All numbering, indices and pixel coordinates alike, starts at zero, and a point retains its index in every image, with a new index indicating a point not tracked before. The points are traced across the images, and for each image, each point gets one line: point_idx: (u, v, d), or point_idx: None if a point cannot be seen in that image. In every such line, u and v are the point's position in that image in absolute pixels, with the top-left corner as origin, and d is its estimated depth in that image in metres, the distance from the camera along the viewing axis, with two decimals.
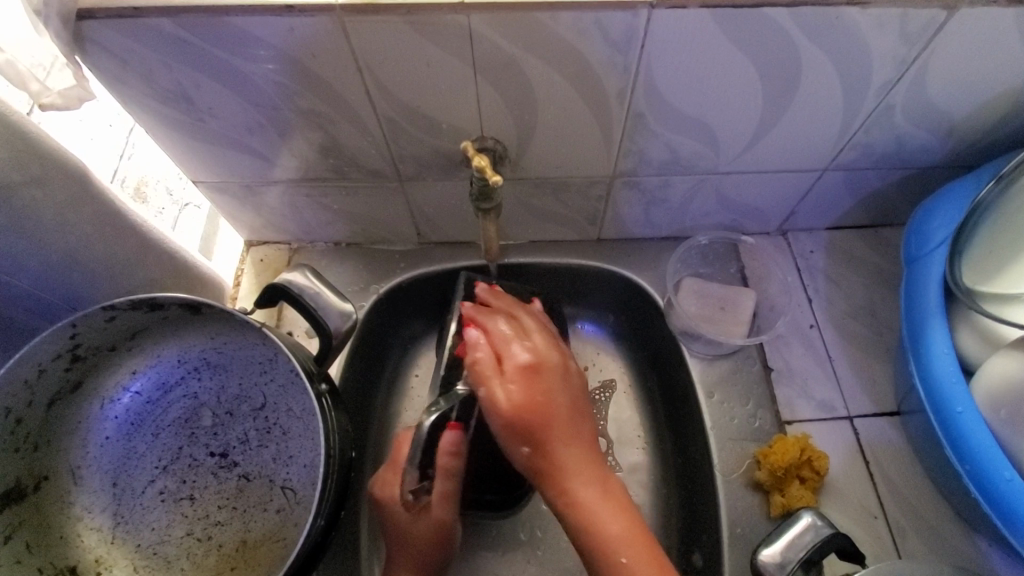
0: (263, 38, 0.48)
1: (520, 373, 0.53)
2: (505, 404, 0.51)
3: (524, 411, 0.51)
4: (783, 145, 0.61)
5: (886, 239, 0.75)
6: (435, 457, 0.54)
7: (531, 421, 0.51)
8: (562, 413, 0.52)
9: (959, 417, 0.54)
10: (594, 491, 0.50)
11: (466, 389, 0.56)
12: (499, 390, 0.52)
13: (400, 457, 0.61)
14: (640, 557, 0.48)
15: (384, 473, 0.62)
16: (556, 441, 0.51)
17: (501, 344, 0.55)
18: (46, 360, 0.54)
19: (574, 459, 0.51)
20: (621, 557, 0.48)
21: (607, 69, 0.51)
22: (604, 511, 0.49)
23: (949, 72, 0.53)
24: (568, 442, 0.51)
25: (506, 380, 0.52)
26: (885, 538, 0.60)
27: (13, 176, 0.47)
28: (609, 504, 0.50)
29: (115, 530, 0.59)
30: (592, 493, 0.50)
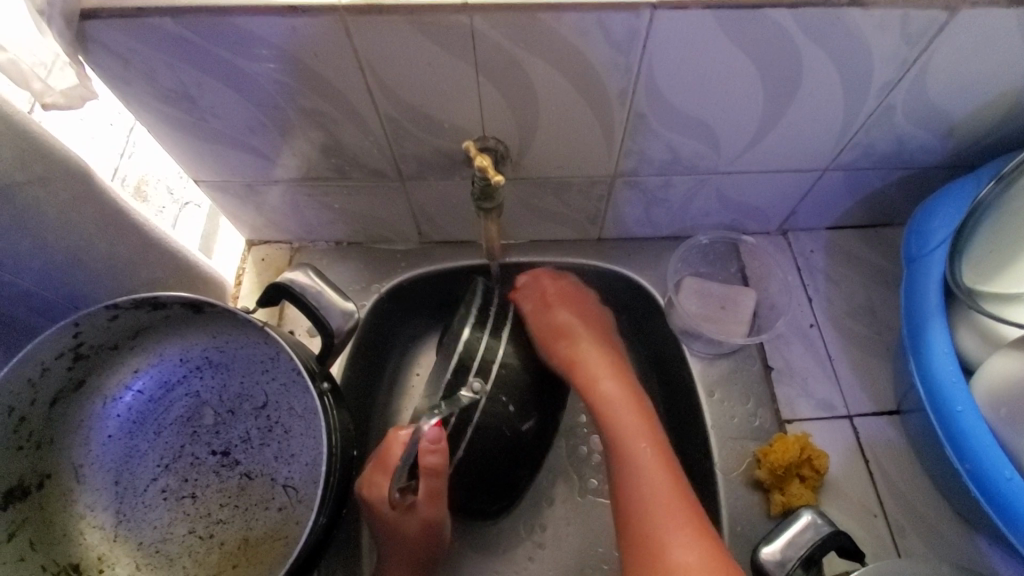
0: (266, 39, 0.48)
1: (560, 303, 0.69)
2: (553, 321, 0.67)
3: (569, 326, 0.67)
4: (784, 145, 0.61)
5: (886, 239, 0.75)
6: (420, 458, 0.54)
7: (570, 333, 0.67)
8: (588, 329, 0.68)
9: (959, 416, 0.54)
10: (618, 393, 0.63)
11: (470, 395, 0.58)
12: (549, 312, 0.68)
13: (391, 460, 0.57)
14: (649, 441, 0.59)
15: (371, 474, 0.59)
16: (592, 353, 0.66)
17: (543, 288, 0.70)
18: (48, 358, 0.54)
19: (602, 364, 0.65)
20: (633, 439, 0.59)
21: (608, 69, 0.51)
22: (624, 411, 0.61)
23: (950, 73, 0.53)
24: (595, 353, 0.66)
25: (557, 305, 0.69)
26: (884, 537, 0.60)
27: (16, 175, 0.47)
28: (630, 400, 0.63)
29: (117, 528, 0.59)
30: (618, 394, 0.63)
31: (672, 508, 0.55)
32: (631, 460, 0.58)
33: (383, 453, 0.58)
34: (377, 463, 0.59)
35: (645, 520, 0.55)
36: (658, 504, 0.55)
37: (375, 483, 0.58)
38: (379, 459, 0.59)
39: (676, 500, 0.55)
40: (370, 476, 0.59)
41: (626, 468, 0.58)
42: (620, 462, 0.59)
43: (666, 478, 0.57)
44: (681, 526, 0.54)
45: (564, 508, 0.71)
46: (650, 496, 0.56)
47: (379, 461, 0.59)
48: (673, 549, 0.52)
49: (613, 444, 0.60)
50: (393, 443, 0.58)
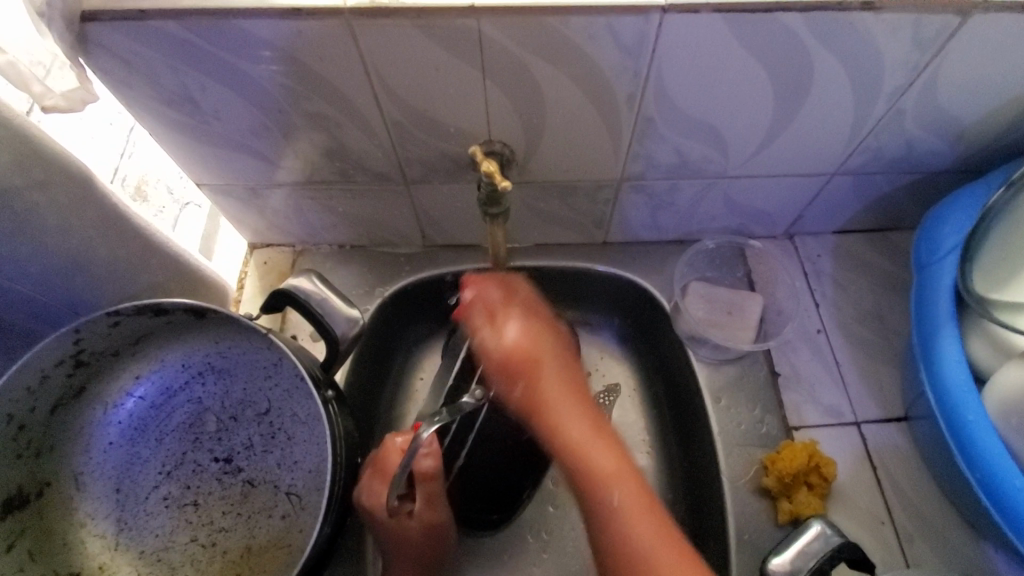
0: (269, 41, 0.48)
1: (515, 324, 0.60)
2: (496, 348, 0.58)
3: (509, 352, 0.58)
4: (792, 150, 0.60)
5: (894, 244, 0.75)
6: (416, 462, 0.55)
7: (512, 362, 0.58)
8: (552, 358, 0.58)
9: (970, 426, 0.54)
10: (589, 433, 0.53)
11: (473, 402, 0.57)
12: (490, 334, 0.60)
13: (390, 468, 0.55)
14: (616, 466, 0.50)
15: (368, 480, 0.56)
16: (544, 377, 0.57)
17: (494, 305, 0.61)
18: (48, 366, 0.53)
19: (559, 398, 0.56)
20: (600, 470, 0.50)
21: (617, 73, 0.51)
22: (599, 450, 0.51)
23: (961, 77, 0.52)
24: (556, 377, 0.57)
25: (498, 324, 0.60)
26: (892, 545, 0.60)
27: (15, 180, 0.47)
28: (589, 431, 0.53)
29: (118, 536, 0.59)
30: (579, 426, 0.53)
31: (653, 541, 0.46)
32: (595, 490, 0.49)
33: (381, 458, 0.56)
34: (374, 467, 0.56)
35: (623, 556, 0.46)
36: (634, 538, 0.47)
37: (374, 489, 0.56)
38: (375, 464, 0.56)
39: (656, 533, 0.47)
40: (365, 482, 0.56)
41: (593, 497, 0.49)
42: (585, 493, 0.50)
43: (642, 509, 0.48)
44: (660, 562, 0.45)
45: (570, 515, 0.70)
46: (625, 528, 0.47)
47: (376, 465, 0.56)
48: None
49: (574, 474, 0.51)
50: (390, 448, 0.56)
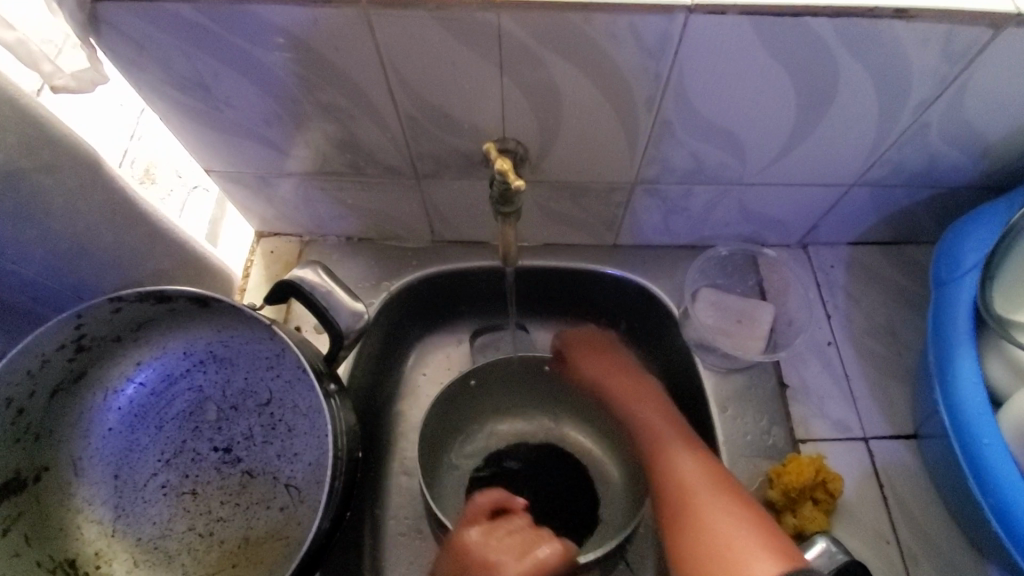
0: (284, 28, 0.47)
1: (595, 354, 0.72)
2: (601, 373, 0.71)
3: (610, 380, 0.70)
4: (812, 159, 0.59)
5: (910, 258, 0.73)
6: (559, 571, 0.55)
7: (610, 388, 0.69)
8: (629, 374, 0.70)
9: (983, 449, 0.53)
10: (665, 418, 0.64)
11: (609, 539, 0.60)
12: (591, 363, 0.71)
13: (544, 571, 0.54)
14: (686, 443, 0.60)
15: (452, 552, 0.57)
16: (637, 392, 0.68)
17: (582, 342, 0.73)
18: (50, 350, 0.53)
19: (645, 405, 0.66)
20: (671, 449, 0.60)
21: (638, 74, 0.50)
22: (667, 428, 0.62)
23: (990, 92, 0.51)
24: (640, 390, 0.68)
25: (597, 357, 0.72)
26: (896, 564, 0.59)
27: (23, 163, 0.46)
28: (668, 427, 0.63)
29: (116, 523, 0.59)
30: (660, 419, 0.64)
31: (714, 489, 0.54)
32: (669, 467, 0.58)
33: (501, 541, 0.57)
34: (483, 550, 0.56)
35: (682, 492, 0.55)
36: (697, 491, 0.54)
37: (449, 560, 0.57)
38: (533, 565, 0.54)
39: (712, 483, 0.54)
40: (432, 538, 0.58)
41: (665, 463, 0.59)
42: (655, 462, 0.60)
43: (711, 475, 0.55)
44: (716, 498, 0.53)
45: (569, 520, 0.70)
46: (691, 486, 0.55)
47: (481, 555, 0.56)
48: (713, 520, 0.51)
49: (650, 449, 0.61)
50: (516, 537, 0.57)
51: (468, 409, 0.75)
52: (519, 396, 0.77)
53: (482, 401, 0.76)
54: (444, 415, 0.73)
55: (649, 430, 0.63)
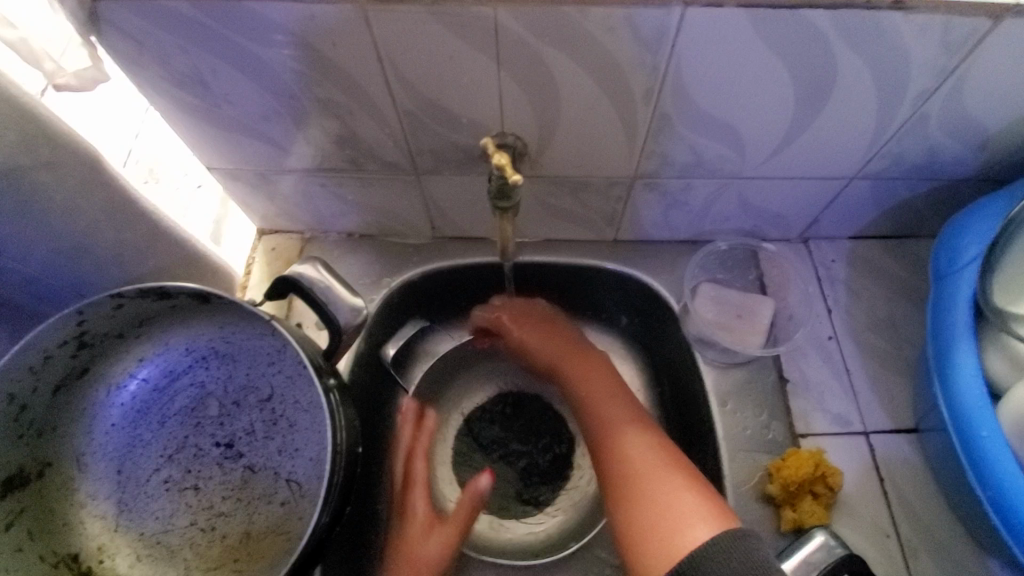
0: (281, 24, 0.47)
1: (540, 326, 0.72)
2: (553, 353, 0.70)
3: (564, 359, 0.69)
4: (810, 153, 0.59)
5: (911, 252, 0.73)
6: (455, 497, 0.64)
7: (564, 366, 0.68)
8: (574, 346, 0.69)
9: (982, 442, 0.53)
10: (611, 392, 0.64)
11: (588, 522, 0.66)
12: (542, 342, 0.71)
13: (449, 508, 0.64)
14: (631, 419, 0.60)
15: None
16: (587, 368, 0.67)
17: (523, 314, 0.73)
18: (51, 347, 0.53)
19: (595, 382, 0.65)
20: (620, 428, 0.60)
21: (636, 67, 0.50)
22: (614, 404, 0.62)
23: (990, 83, 0.51)
24: (588, 363, 0.67)
25: (545, 335, 0.71)
26: (895, 557, 0.59)
27: (22, 160, 0.47)
28: (616, 402, 0.63)
29: (119, 518, 0.59)
30: (606, 394, 0.64)
31: (658, 464, 0.55)
32: (617, 445, 0.59)
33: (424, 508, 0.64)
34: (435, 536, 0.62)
35: (626, 471, 0.56)
36: (644, 468, 0.55)
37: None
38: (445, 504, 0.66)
39: (659, 460, 0.55)
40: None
41: (613, 442, 0.59)
42: (603, 440, 0.60)
43: (659, 453, 0.56)
44: (662, 474, 0.54)
45: None
46: (639, 465, 0.56)
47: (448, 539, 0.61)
48: (656, 494, 0.53)
49: (598, 427, 0.62)
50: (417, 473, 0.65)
51: (451, 380, 0.80)
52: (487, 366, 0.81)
53: (454, 378, 0.80)
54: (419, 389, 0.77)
55: (596, 407, 0.63)
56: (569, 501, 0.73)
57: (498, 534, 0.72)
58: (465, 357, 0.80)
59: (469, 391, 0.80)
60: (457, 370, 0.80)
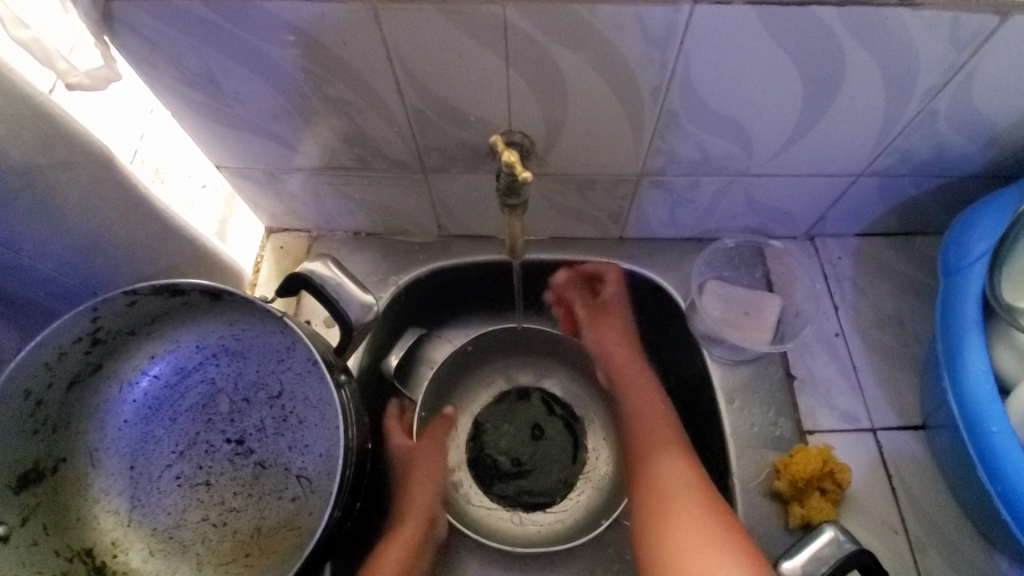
0: (292, 23, 0.47)
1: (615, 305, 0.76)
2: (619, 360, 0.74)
3: (622, 379, 0.73)
4: (818, 150, 0.59)
5: (918, 249, 0.73)
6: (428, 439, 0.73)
7: (620, 385, 0.73)
8: (629, 361, 0.74)
9: (992, 437, 0.53)
10: (655, 415, 0.68)
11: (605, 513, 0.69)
12: (612, 348, 0.75)
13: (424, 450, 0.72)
14: (674, 446, 0.65)
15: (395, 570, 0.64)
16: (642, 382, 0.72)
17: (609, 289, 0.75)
18: (66, 343, 0.54)
19: (645, 394, 0.71)
20: (661, 451, 0.65)
21: (644, 65, 0.50)
22: (658, 428, 0.67)
23: (998, 79, 0.51)
24: (640, 384, 0.72)
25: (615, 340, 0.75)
26: (904, 554, 0.59)
27: (38, 160, 0.47)
28: (662, 428, 0.67)
29: (131, 513, 0.60)
30: (653, 420, 0.68)
31: (690, 495, 0.60)
32: (657, 468, 0.64)
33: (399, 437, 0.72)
34: (422, 453, 0.72)
35: (662, 497, 0.61)
36: (678, 490, 0.60)
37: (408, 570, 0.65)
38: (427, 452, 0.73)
39: (692, 487, 0.60)
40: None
41: (652, 468, 0.64)
42: (644, 464, 0.65)
43: (692, 480, 0.61)
44: (692, 503, 0.59)
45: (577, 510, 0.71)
46: (675, 490, 0.61)
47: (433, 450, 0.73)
48: (683, 525, 0.57)
49: (641, 451, 0.66)
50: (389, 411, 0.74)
51: (460, 380, 0.79)
52: (497, 365, 0.81)
53: (463, 378, 0.79)
54: (432, 392, 0.76)
55: (642, 432, 0.68)
56: (589, 484, 0.74)
57: (528, 530, 0.72)
58: (475, 359, 0.79)
59: (479, 392, 0.80)
60: (466, 370, 0.79)
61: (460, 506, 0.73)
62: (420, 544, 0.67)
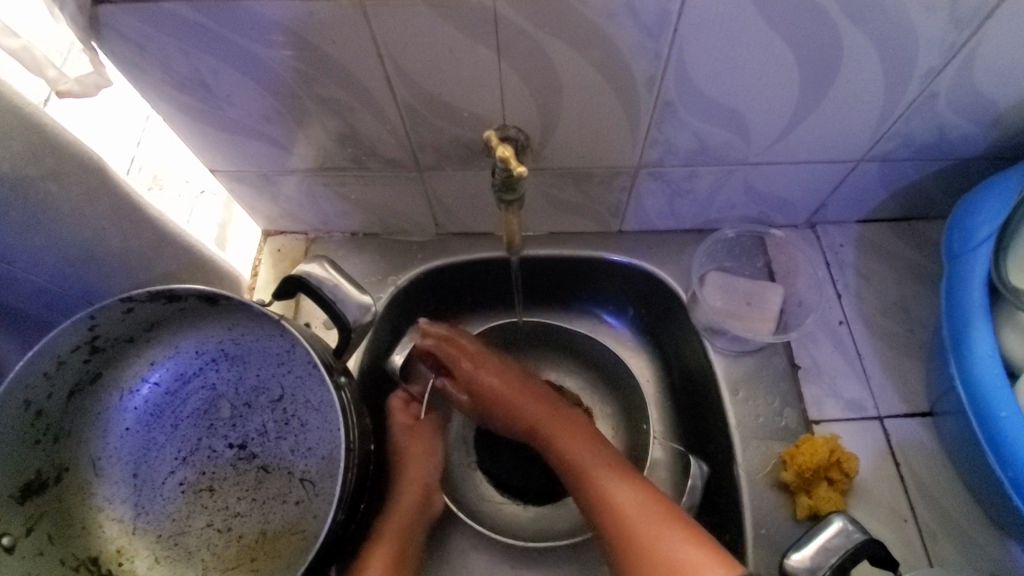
0: (281, 22, 0.47)
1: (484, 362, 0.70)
2: (532, 416, 0.66)
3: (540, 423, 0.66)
4: (817, 136, 0.58)
5: (921, 233, 0.72)
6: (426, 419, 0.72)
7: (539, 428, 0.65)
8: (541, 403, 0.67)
9: (1002, 422, 0.52)
10: (582, 445, 0.62)
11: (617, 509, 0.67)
12: (523, 401, 0.67)
13: (421, 432, 0.71)
14: (613, 472, 0.59)
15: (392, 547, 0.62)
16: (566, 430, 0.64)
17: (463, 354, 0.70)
18: (65, 352, 0.54)
19: (566, 434, 0.64)
20: (608, 481, 0.58)
21: (637, 54, 0.49)
22: (589, 456, 0.61)
23: (999, 58, 0.50)
24: (558, 420, 0.65)
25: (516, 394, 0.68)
26: (915, 543, 0.58)
27: (29, 170, 0.47)
28: (595, 455, 0.61)
29: (136, 520, 0.60)
30: (584, 452, 0.62)
31: (654, 517, 0.55)
32: (610, 504, 0.57)
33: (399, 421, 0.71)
34: (418, 435, 0.70)
35: (630, 536, 0.54)
36: (640, 523, 0.54)
37: (406, 550, 0.63)
38: (421, 433, 0.71)
39: (654, 511, 0.55)
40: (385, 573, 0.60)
41: (604, 502, 0.57)
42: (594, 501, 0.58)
43: (656, 508, 0.55)
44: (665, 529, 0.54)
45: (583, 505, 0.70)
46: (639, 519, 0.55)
47: (431, 431, 0.71)
48: (667, 555, 0.52)
49: (585, 487, 0.59)
50: (395, 401, 0.72)
51: None
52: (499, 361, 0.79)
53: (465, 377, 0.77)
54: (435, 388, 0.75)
55: (575, 465, 0.61)
56: None
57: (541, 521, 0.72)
58: None
59: None
60: None
61: (473, 501, 0.73)
62: (415, 520, 0.65)
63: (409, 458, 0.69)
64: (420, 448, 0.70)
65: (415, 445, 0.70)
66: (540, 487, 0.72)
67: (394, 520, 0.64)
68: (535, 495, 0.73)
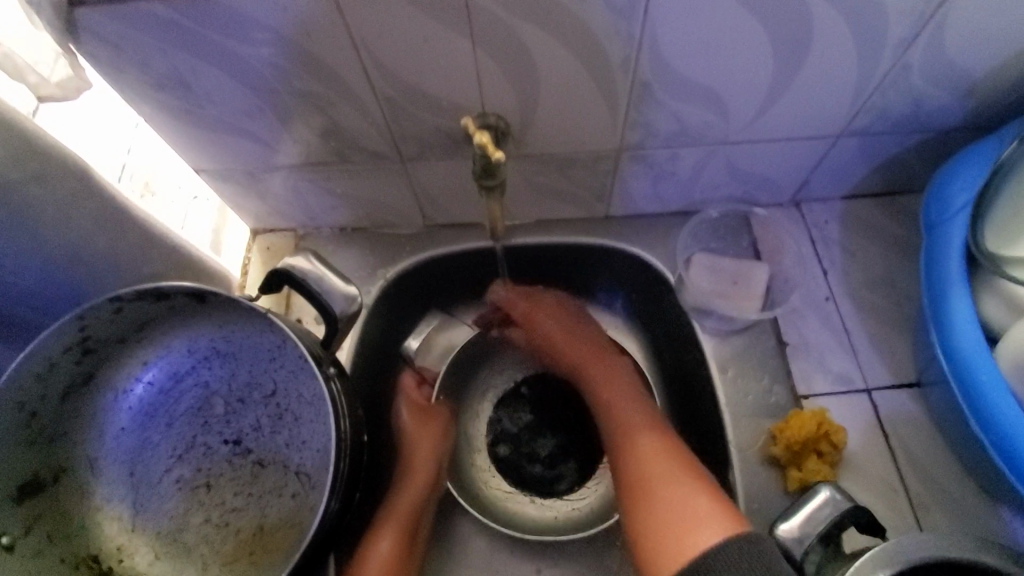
0: (257, 19, 0.47)
1: (562, 312, 0.75)
2: (577, 357, 0.71)
3: (585, 366, 0.70)
4: (794, 113, 0.59)
5: (905, 207, 0.72)
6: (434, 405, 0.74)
7: (584, 371, 0.69)
8: (595, 351, 0.70)
9: (982, 387, 0.52)
10: (623, 399, 0.65)
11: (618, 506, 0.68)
12: (574, 345, 0.71)
13: (430, 414, 0.73)
14: (645, 423, 0.61)
15: (399, 535, 0.63)
16: (609, 377, 0.67)
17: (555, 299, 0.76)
18: (56, 353, 0.54)
19: (615, 390, 0.66)
20: (638, 431, 0.60)
21: (610, 36, 0.50)
22: (627, 409, 0.63)
23: (970, 26, 0.50)
24: (609, 372, 0.68)
25: (570, 338, 0.72)
26: (905, 511, 0.59)
27: (12, 174, 0.48)
28: (633, 407, 0.63)
29: (134, 519, 0.60)
30: (628, 408, 0.63)
31: (671, 465, 0.56)
32: (633, 446, 0.59)
33: (409, 400, 0.73)
34: (425, 421, 0.72)
35: (641, 476, 0.56)
36: (654, 466, 0.56)
37: (412, 541, 0.64)
38: (427, 416, 0.73)
39: (671, 461, 0.56)
40: (395, 552, 0.62)
41: (629, 446, 0.59)
42: (621, 447, 0.60)
43: (674, 458, 0.57)
44: (674, 477, 0.55)
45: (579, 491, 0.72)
46: (655, 462, 0.57)
47: (442, 416, 0.73)
48: (668, 500, 0.53)
49: (616, 437, 0.61)
50: (407, 381, 0.75)
51: (466, 374, 0.78)
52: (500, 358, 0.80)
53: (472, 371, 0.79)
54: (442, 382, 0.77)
55: (610, 417, 0.64)
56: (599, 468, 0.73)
57: (544, 518, 0.72)
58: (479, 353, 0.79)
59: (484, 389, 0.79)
60: (477, 364, 0.79)
61: (476, 491, 0.73)
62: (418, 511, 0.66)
63: (415, 439, 0.70)
64: (426, 429, 0.71)
65: (422, 428, 0.71)
66: (543, 482, 0.73)
67: (400, 510, 0.65)
68: (540, 490, 0.73)
